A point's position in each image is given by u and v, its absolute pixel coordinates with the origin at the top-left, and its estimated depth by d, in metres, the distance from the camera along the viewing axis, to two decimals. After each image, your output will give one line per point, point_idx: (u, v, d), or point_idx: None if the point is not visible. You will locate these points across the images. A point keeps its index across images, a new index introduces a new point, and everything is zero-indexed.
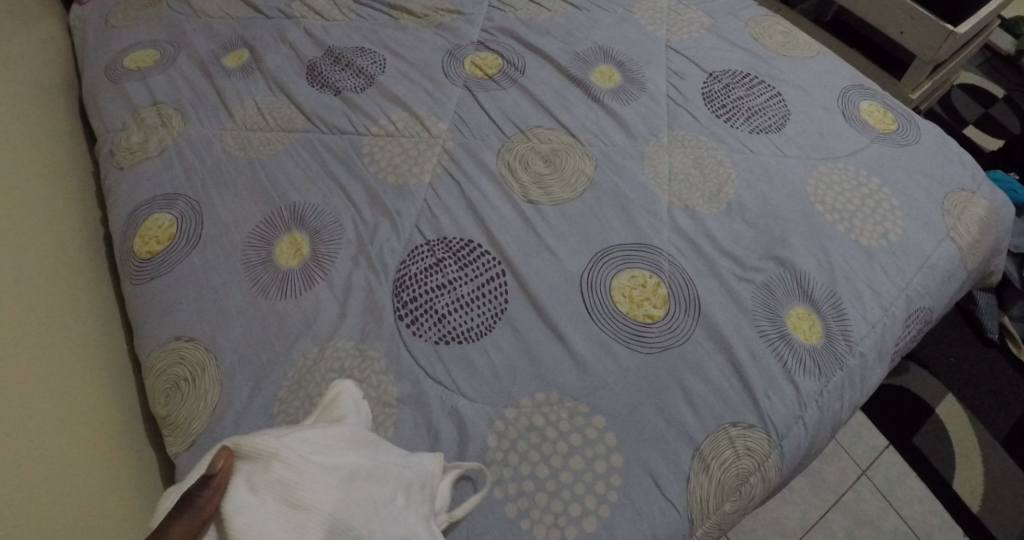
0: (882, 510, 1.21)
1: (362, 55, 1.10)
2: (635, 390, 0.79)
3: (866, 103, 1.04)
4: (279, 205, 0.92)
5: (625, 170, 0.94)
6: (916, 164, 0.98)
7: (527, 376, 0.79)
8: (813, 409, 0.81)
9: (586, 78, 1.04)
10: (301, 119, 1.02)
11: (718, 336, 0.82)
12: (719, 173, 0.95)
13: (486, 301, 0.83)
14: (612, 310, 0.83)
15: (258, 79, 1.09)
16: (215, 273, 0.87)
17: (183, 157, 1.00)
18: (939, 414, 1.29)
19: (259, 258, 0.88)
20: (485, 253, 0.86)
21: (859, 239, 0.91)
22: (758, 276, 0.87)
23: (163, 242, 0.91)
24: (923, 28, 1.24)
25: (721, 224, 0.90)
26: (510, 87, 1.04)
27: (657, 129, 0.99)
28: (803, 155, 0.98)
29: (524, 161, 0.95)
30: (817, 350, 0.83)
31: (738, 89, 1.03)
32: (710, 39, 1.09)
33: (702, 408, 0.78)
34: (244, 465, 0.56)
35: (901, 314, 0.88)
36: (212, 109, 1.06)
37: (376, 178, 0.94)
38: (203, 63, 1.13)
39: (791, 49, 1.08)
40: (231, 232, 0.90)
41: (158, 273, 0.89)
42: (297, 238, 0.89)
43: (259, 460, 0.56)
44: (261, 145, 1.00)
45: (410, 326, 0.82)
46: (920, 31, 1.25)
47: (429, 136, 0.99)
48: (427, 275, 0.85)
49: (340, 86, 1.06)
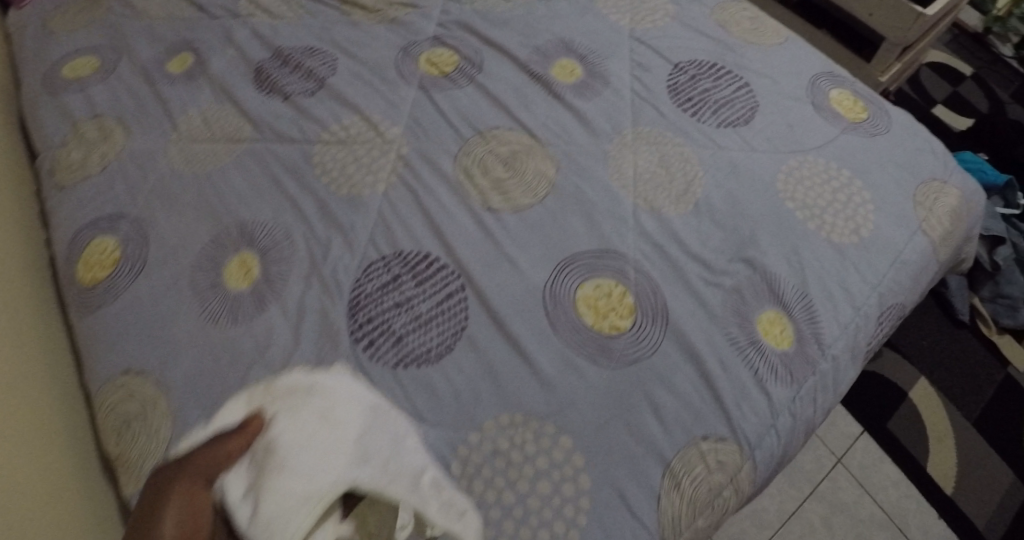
0: (858, 497, 1.21)
1: (312, 55, 1.05)
2: (602, 407, 0.76)
3: (837, 91, 1.01)
4: (229, 223, 0.88)
5: (589, 171, 0.91)
6: (887, 155, 0.96)
7: (490, 397, 0.76)
8: (786, 417, 0.79)
9: (547, 74, 1.00)
10: (249, 128, 0.98)
11: (687, 346, 0.79)
12: (687, 171, 0.91)
13: (446, 320, 0.79)
14: (577, 324, 0.79)
15: (203, 85, 1.03)
16: (162, 300, 0.84)
17: (125, 174, 0.95)
18: (914, 399, 1.28)
19: (209, 282, 0.84)
20: (443, 267, 0.83)
21: (831, 236, 0.88)
22: (727, 280, 0.84)
23: (106, 268, 0.88)
24: (893, 10, 1.22)
25: (688, 226, 0.87)
26: (467, 86, 0.99)
27: (621, 126, 0.95)
28: (773, 149, 0.94)
29: (482, 166, 0.91)
30: (788, 356, 0.81)
31: (705, 80, 0.99)
32: (675, 28, 1.05)
33: (671, 422, 0.76)
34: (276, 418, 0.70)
35: (874, 313, 0.86)
36: (156, 119, 1.01)
37: (328, 190, 0.90)
38: (146, 68, 1.07)
39: (759, 37, 1.05)
40: (180, 255, 0.87)
41: (105, 302, 0.86)
42: (247, 259, 0.85)
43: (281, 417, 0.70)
44: (207, 158, 0.95)
45: (367, 349, 0.78)
46: (890, 13, 1.23)
47: (383, 141, 0.94)
48: (383, 294, 0.81)
49: (289, 90, 1.01)
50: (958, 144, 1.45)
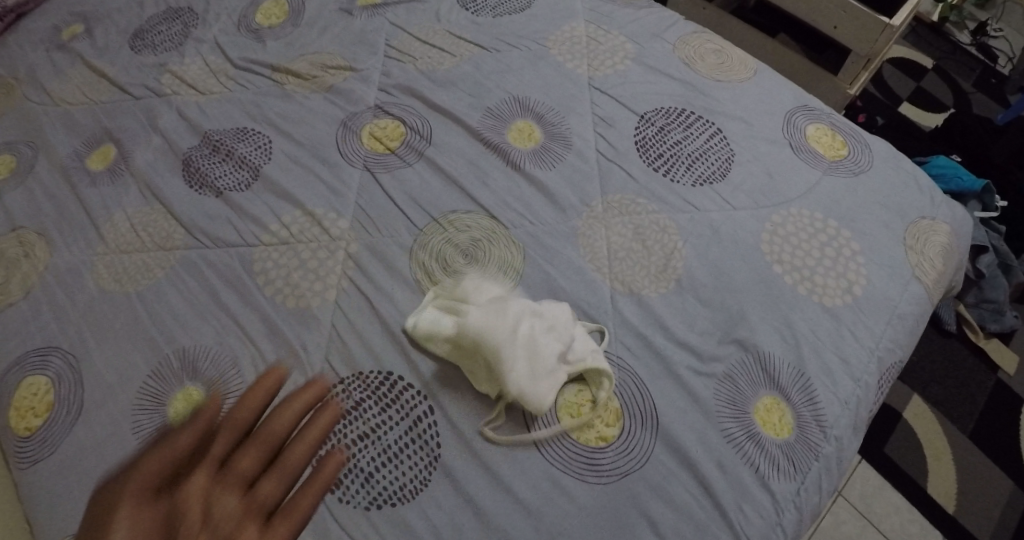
0: (860, 528, 1.15)
1: (245, 138, 0.96)
2: (594, 530, 0.71)
3: (813, 127, 0.93)
4: (168, 352, 0.82)
5: (556, 255, 0.84)
6: (872, 197, 0.88)
7: (474, 532, 0.71)
8: (792, 512, 0.73)
9: (502, 140, 0.92)
10: (181, 233, 0.90)
11: (679, 449, 0.74)
12: (664, 242, 0.84)
13: (417, 448, 0.74)
14: (559, 439, 0.74)
15: (129, 183, 0.95)
16: (107, 451, 0.78)
17: (53, 300, 0.88)
18: (908, 418, 1.23)
19: (152, 424, 0.78)
20: (407, 387, 0.77)
21: (823, 299, 0.81)
22: (718, 367, 0.78)
23: (41, 414, 0.81)
24: (857, 23, 1.20)
25: (671, 307, 0.81)
26: (417, 162, 0.91)
27: (588, 195, 0.88)
28: (753, 204, 0.86)
29: (441, 258, 0.84)
30: (790, 446, 0.75)
31: (675, 131, 0.91)
32: (637, 71, 0.96)
33: (670, 537, 0.71)
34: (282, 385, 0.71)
35: (874, 381, 0.79)
36: (81, 229, 0.93)
37: (274, 305, 0.83)
38: (65, 167, 0.98)
39: (727, 72, 0.97)
40: (116, 394, 0.81)
41: (41, 454, 0.80)
42: (192, 394, 0.79)
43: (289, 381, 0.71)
44: (139, 274, 0.88)
45: (335, 492, 0.73)
46: (855, 25, 1.21)
47: (330, 238, 0.87)
48: (345, 426, 0.76)
49: (221, 184, 0.93)
50: (929, 148, 1.39)
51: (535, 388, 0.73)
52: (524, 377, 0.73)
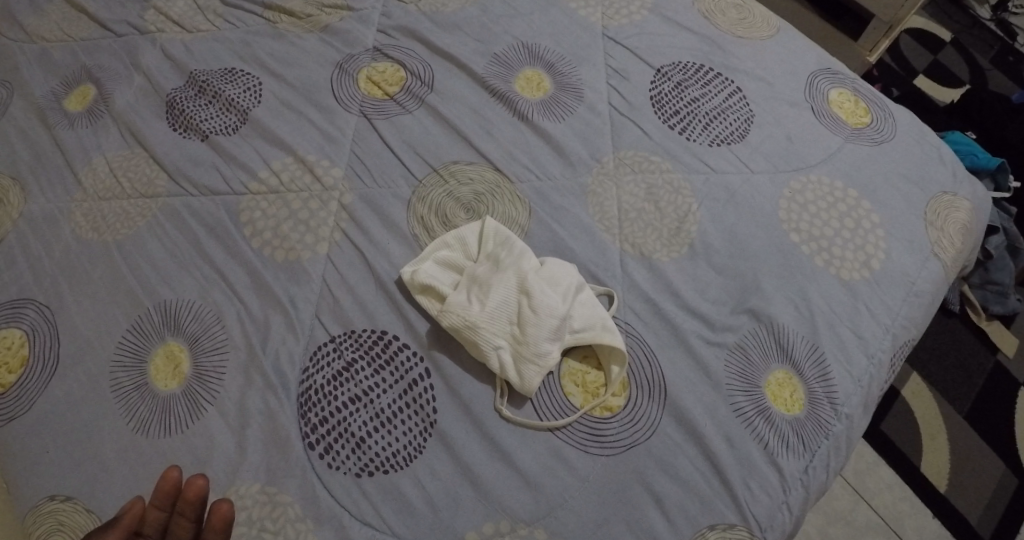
0: (854, 504, 1.12)
1: (232, 80, 0.90)
2: (596, 505, 0.68)
3: (837, 91, 0.88)
4: (148, 306, 0.77)
5: (564, 214, 0.79)
6: (894, 166, 0.84)
7: (470, 503, 0.68)
8: (799, 491, 0.70)
9: (509, 89, 0.86)
10: (164, 179, 0.84)
11: (687, 422, 0.70)
12: (678, 204, 0.80)
13: (411, 414, 0.70)
14: (563, 407, 0.70)
15: (109, 125, 0.89)
16: (84, 409, 0.74)
17: (27, 248, 0.83)
18: (906, 397, 1.19)
19: (133, 381, 0.74)
20: (402, 347, 0.73)
21: (841, 272, 0.77)
22: (730, 337, 0.74)
23: (15, 369, 0.77)
24: None
25: (684, 273, 0.77)
26: (417, 109, 0.86)
27: (600, 151, 0.83)
28: (771, 168, 0.82)
29: (440, 214, 0.79)
30: (801, 423, 0.72)
31: (692, 88, 0.86)
32: (654, 23, 0.91)
33: (674, 513, 0.68)
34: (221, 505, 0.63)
35: (888, 358, 0.76)
36: (58, 173, 0.87)
37: (262, 257, 0.79)
38: (41, 107, 0.92)
39: (749, 29, 0.92)
40: (94, 350, 0.76)
41: (15, 412, 0.75)
42: (174, 350, 0.75)
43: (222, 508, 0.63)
44: (118, 222, 0.83)
45: (324, 456, 0.69)
46: None
47: (323, 188, 0.81)
48: (337, 387, 0.71)
49: (207, 128, 0.87)
50: (946, 124, 1.34)
51: (539, 351, 0.69)
52: (527, 342, 0.69)
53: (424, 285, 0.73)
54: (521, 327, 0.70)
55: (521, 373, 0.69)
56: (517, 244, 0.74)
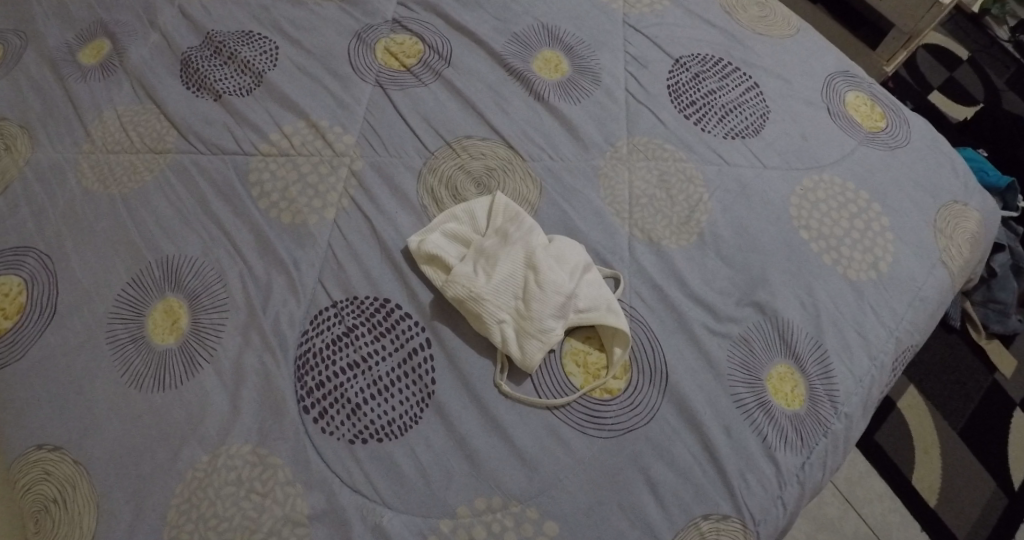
0: (843, 512, 1.11)
1: (249, 42, 0.89)
2: (590, 487, 0.67)
3: (853, 94, 0.87)
4: (150, 260, 0.77)
5: (575, 195, 0.79)
6: (908, 172, 0.83)
7: (463, 477, 0.67)
8: (794, 487, 0.69)
9: (527, 68, 0.86)
10: (174, 136, 0.84)
11: (686, 410, 0.70)
12: (690, 193, 0.79)
13: (409, 384, 0.70)
14: (563, 386, 0.70)
15: (122, 81, 0.89)
16: (78, 360, 0.73)
17: (30, 197, 0.82)
18: (901, 409, 1.19)
19: (129, 334, 0.74)
20: (404, 316, 0.73)
21: (847, 272, 0.76)
22: (735, 329, 0.73)
23: (11, 316, 0.76)
24: None
25: (691, 261, 0.76)
26: (433, 83, 0.85)
27: (614, 136, 0.82)
28: (785, 165, 0.81)
29: (449, 188, 0.79)
30: (800, 419, 0.71)
31: (710, 80, 0.86)
32: (674, 14, 0.91)
33: (669, 500, 0.67)
34: (232, 475, 0.67)
35: (890, 361, 0.75)
36: (67, 124, 0.86)
37: (268, 219, 0.78)
38: (54, 59, 0.92)
39: (770, 26, 0.91)
40: (93, 301, 0.75)
41: (9, 358, 0.75)
42: (173, 305, 0.74)
43: (230, 477, 0.67)
44: (125, 175, 0.82)
45: (319, 421, 0.68)
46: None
47: (334, 154, 0.81)
48: (336, 351, 0.71)
49: (220, 88, 0.86)
50: (958, 140, 1.34)
51: (542, 327, 0.68)
52: (530, 317, 0.69)
53: (430, 255, 0.73)
54: (526, 303, 0.70)
55: (523, 347, 0.69)
56: (527, 220, 0.74)
